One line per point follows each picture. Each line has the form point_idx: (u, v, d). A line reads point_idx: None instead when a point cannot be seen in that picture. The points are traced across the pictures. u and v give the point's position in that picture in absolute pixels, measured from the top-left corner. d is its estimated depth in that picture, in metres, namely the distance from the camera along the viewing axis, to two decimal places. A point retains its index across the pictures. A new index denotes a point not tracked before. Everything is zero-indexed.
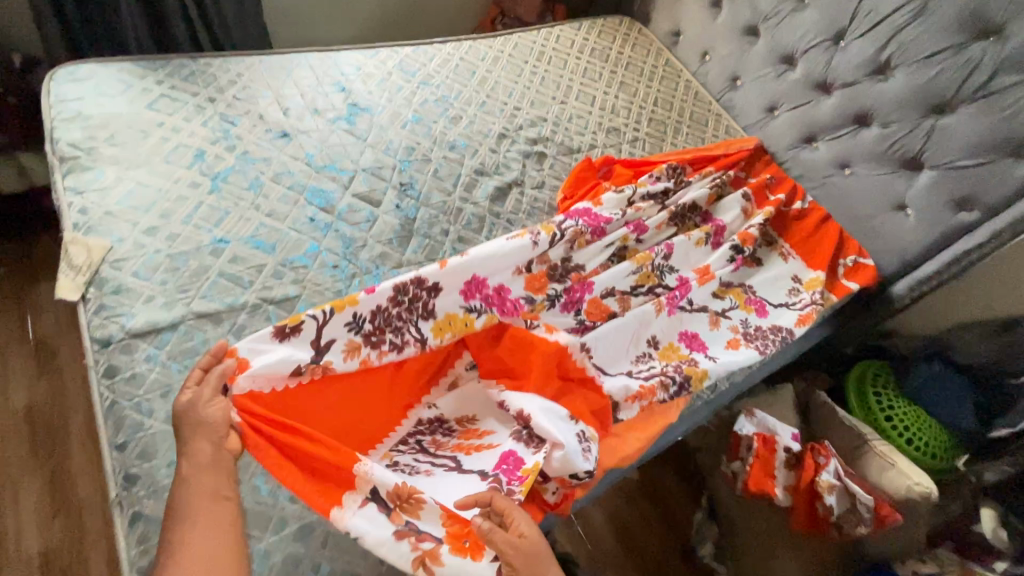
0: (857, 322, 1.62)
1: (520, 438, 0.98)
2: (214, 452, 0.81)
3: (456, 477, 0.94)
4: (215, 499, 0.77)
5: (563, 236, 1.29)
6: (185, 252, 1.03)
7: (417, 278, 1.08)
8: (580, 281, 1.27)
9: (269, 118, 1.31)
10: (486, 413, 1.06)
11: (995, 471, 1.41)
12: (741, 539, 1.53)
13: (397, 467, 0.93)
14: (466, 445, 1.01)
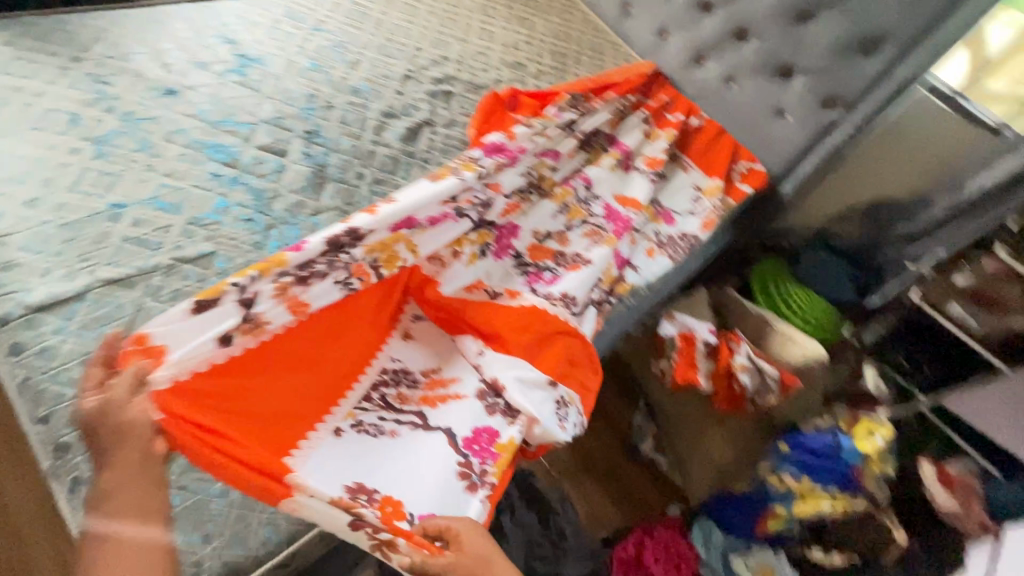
0: (754, 221, 1.83)
1: (499, 411, 1.07)
2: (142, 459, 0.74)
3: (422, 437, 0.99)
4: (146, 513, 0.71)
5: (485, 172, 1.29)
6: (77, 220, 0.96)
7: (350, 228, 1.04)
8: (508, 224, 1.34)
9: (147, 75, 1.22)
10: (453, 366, 1.12)
11: (871, 332, 1.72)
12: (675, 429, 1.70)
13: (363, 429, 0.96)
14: (431, 398, 1.05)
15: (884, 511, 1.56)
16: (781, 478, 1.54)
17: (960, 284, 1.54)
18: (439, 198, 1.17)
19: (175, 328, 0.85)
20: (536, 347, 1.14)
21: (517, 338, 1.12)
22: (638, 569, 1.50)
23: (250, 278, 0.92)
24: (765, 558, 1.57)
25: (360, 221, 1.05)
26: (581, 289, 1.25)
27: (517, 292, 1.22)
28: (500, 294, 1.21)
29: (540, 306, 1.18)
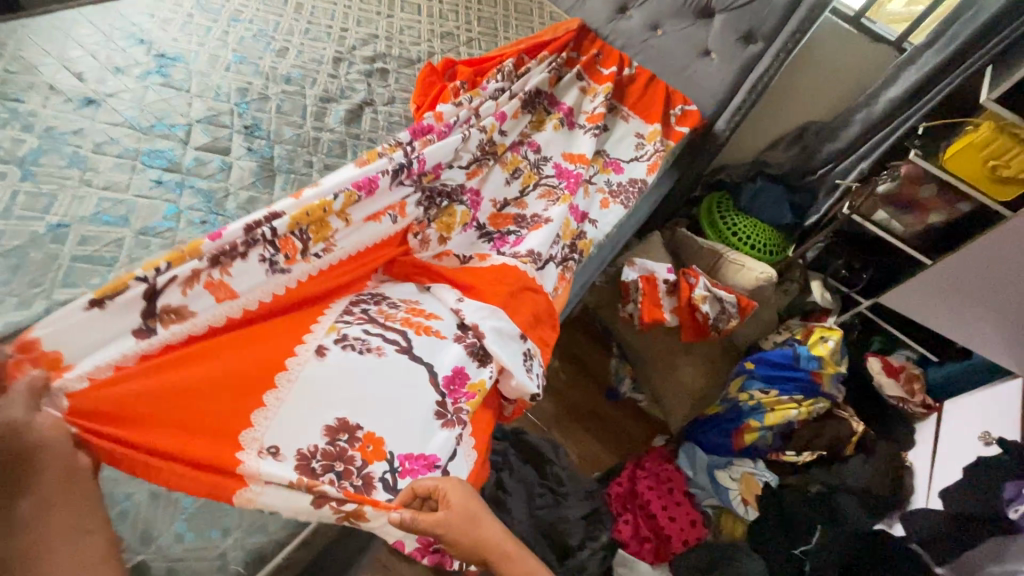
0: (695, 163, 1.87)
1: (473, 353, 1.07)
2: (67, 477, 0.68)
3: (406, 364, 0.96)
4: (76, 534, 0.66)
5: (414, 151, 1.24)
6: (19, 246, 0.91)
7: (271, 214, 1.01)
8: (470, 197, 1.36)
9: (61, 87, 1.15)
10: (431, 300, 1.14)
11: (814, 249, 1.88)
12: (649, 367, 1.79)
13: (347, 344, 0.95)
14: (414, 321, 1.06)
15: (841, 408, 1.72)
16: (750, 393, 1.69)
17: (882, 191, 1.63)
18: (363, 175, 1.14)
19: (80, 327, 0.80)
20: (506, 294, 1.16)
21: (493, 290, 1.15)
22: (634, 499, 1.61)
23: (161, 268, 0.88)
24: (747, 470, 1.63)
25: (282, 205, 1.03)
26: (547, 241, 1.29)
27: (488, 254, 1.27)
28: (473, 258, 1.25)
29: (513, 263, 1.22)
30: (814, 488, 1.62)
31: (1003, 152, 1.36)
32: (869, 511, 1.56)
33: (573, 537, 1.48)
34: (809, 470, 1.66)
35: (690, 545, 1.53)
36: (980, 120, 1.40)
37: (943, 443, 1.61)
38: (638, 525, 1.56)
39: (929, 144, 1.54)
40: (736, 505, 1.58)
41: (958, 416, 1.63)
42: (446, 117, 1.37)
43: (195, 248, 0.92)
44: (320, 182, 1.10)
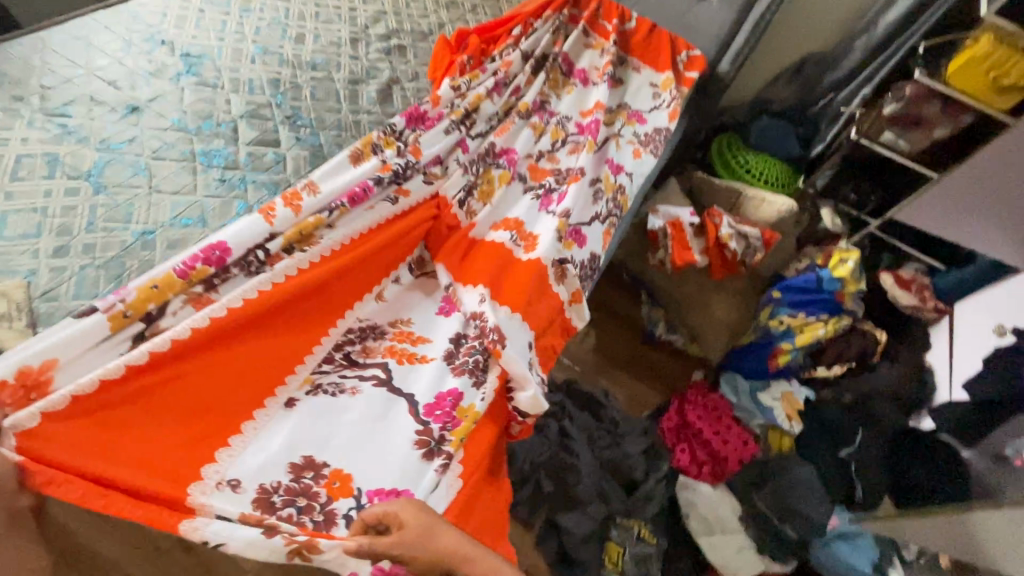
0: (703, 106, 1.94)
1: (465, 374, 1.07)
2: (12, 521, 0.71)
3: (387, 397, 1.03)
4: None
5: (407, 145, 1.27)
6: (115, 257, 0.94)
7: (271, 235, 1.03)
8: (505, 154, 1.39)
9: (102, 97, 1.15)
10: (420, 321, 1.18)
11: (823, 177, 1.95)
12: (682, 306, 1.89)
13: (320, 389, 1.02)
14: (398, 350, 1.12)
15: (864, 322, 1.83)
16: (780, 319, 1.79)
17: (888, 112, 1.69)
18: (355, 182, 1.15)
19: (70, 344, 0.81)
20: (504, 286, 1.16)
21: (514, 297, 1.14)
22: (687, 429, 1.73)
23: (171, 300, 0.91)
24: (785, 388, 1.78)
25: (281, 220, 1.04)
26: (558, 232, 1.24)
27: (531, 236, 1.26)
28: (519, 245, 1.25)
29: (545, 260, 1.19)
30: (847, 398, 1.76)
31: (1003, 62, 1.44)
32: (899, 411, 1.71)
33: (637, 471, 1.60)
34: (839, 382, 1.80)
35: (745, 463, 1.66)
36: (977, 34, 1.48)
37: (959, 341, 1.75)
38: (694, 451, 1.68)
39: (932, 60, 1.60)
40: (782, 421, 1.72)
41: (971, 316, 1.77)
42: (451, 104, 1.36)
43: (200, 275, 0.94)
44: (320, 190, 1.11)
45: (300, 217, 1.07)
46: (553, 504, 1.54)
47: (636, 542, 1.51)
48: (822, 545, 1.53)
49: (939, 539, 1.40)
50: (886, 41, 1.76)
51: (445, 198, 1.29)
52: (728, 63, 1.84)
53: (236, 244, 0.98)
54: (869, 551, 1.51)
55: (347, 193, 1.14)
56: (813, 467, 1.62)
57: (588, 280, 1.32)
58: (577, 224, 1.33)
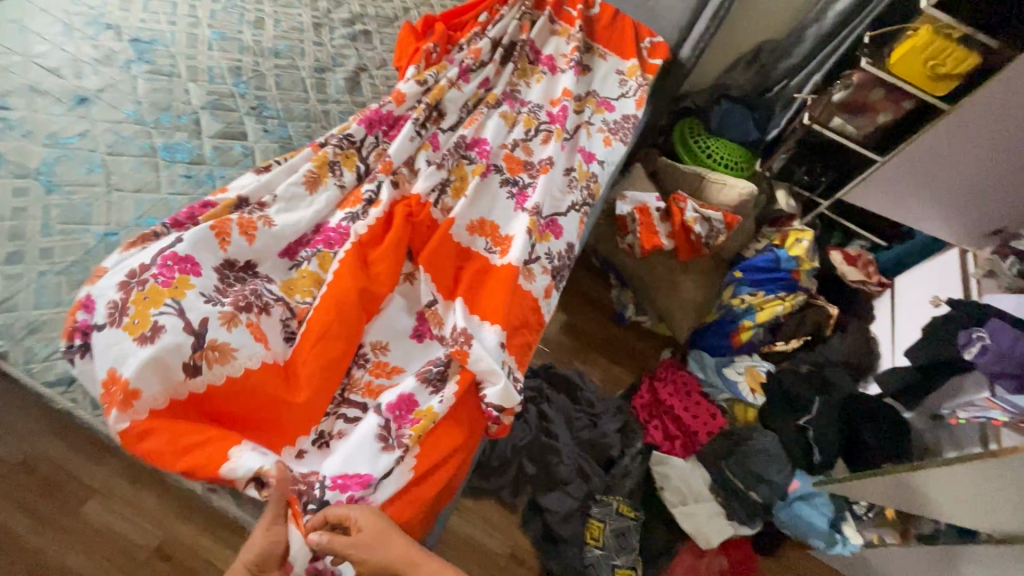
0: (666, 92, 1.98)
1: (426, 380, 0.97)
2: None
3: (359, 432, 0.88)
4: None
5: (375, 145, 1.22)
6: (76, 261, 0.89)
7: (228, 261, 0.95)
8: (472, 138, 1.33)
9: (45, 87, 1.06)
10: (399, 344, 1.03)
11: (778, 160, 2.05)
12: (651, 288, 1.95)
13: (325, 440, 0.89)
14: (376, 385, 0.97)
15: (817, 298, 1.97)
16: (741, 298, 1.91)
17: (837, 100, 1.80)
18: (313, 223, 1.07)
19: (114, 354, 0.78)
20: (487, 299, 1.09)
21: (495, 306, 1.07)
22: (658, 406, 1.81)
23: (169, 303, 0.83)
24: (748, 363, 1.89)
25: (238, 249, 0.96)
26: (529, 230, 1.19)
27: (505, 238, 1.19)
28: (493, 249, 1.17)
29: (517, 264, 1.12)
30: (804, 369, 1.88)
31: (940, 52, 1.54)
32: (849, 378, 1.85)
33: (614, 449, 1.67)
34: (797, 355, 1.92)
35: (714, 434, 1.76)
36: (917, 25, 1.57)
37: (901, 313, 1.89)
38: (666, 427, 1.76)
39: (876, 50, 1.70)
40: (745, 394, 1.84)
41: (911, 287, 1.91)
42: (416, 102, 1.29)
43: (181, 284, 0.86)
44: (273, 224, 1.01)
45: (255, 247, 0.97)
46: (535, 486, 1.58)
47: (616, 517, 1.58)
48: (784, 505, 1.65)
49: (880, 494, 1.46)
50: (835, 30, 1.85)
51: (418, 197, 1.14)
52: (689, 50, 1.88)
53: (202, 259, 0.91)
54: (825, 509, 1.64)
55: (309, 242, 1.05)
56: (775, 435, 1.73)
57: (563, 272, 1.27)
58: (552, 215, 1.30)
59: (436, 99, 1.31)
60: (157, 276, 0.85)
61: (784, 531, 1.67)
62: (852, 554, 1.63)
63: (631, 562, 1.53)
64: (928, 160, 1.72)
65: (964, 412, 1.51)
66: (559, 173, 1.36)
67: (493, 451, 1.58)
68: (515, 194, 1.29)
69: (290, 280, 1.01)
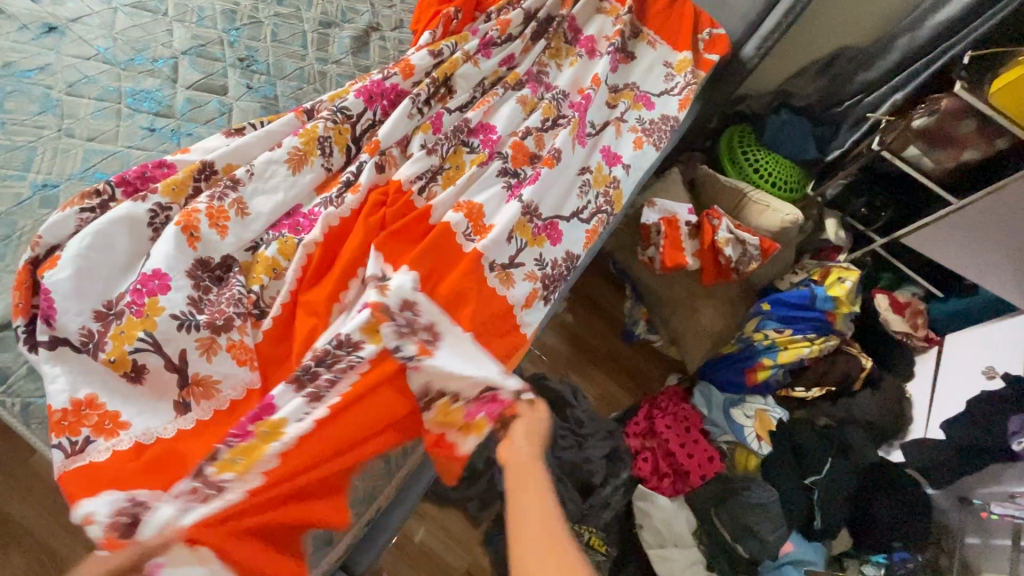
0: (719, 92, 1.76)
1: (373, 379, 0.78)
2: None
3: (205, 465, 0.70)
4: None
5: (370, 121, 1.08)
6: (5, 213, 0.80)
7: (201, 260, 0.84)
8: (479, 123, 1.18)
9: (12, 10, 0.96)
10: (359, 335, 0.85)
11: (834, 186, 1.82)
12: (666, 308, 1.78)
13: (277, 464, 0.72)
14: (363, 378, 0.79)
15: (850, 345, 1.77)
16: (765, 333, 1.72)
17: (917, 126, 1.55)
18: (287, 207, 0.94)
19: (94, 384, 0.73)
20: (464, 293, 0.95)
21: (466, 300, 0.95)
22: (653, 436, 1.66)
23: (145, 338, 0.76)
24: (760, 406, 1.69)
25: (208, 244, 0.85)
26: (516, 229, 1.07)
27: (489, 228, 1.05)
28: (471, 238, 1.02)
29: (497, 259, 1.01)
30: (821, 422, 1.69)
31: None
32: (873, 442, 1.65)
33: (596, 476, 1.55)
34: (817, 404, 1.73)
35: (708, 478, 1.60)
36: None
37: (944, 377, 1.68)
38: (657, 462, 1.61)
39: (975, 74, 1.44)
40: (751, 441, 1.64)
41: (961, 351, 1.69)
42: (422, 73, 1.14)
43: (151, 311, 0.77)
44: (249, 210, 0.90)
45: (228, 240, 0.87)
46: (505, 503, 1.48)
47: (585, 550, 1.47)
48: (773, 568, 1.50)
49: None
50: (929, 45, 1.59)
51: (399, 183, 1.00)
52: (753, 48, 1.65)
53: (172, 268, 0.81)
54: None
55: (276, 226, 0.93)
56: (776, 491, 1.56)
57: (557, 284, 1.13)
58: (553, 217, 1.15)
59: (447, 75, 1.16)
60: (130, 305, 0.77)
61: None
62: None
63: None
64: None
65: (998, 506, 1.37)
66: (572, 176, 1.21)
67: None
68: (515, 189, 1.13)
69: (249, 262, 0.89)
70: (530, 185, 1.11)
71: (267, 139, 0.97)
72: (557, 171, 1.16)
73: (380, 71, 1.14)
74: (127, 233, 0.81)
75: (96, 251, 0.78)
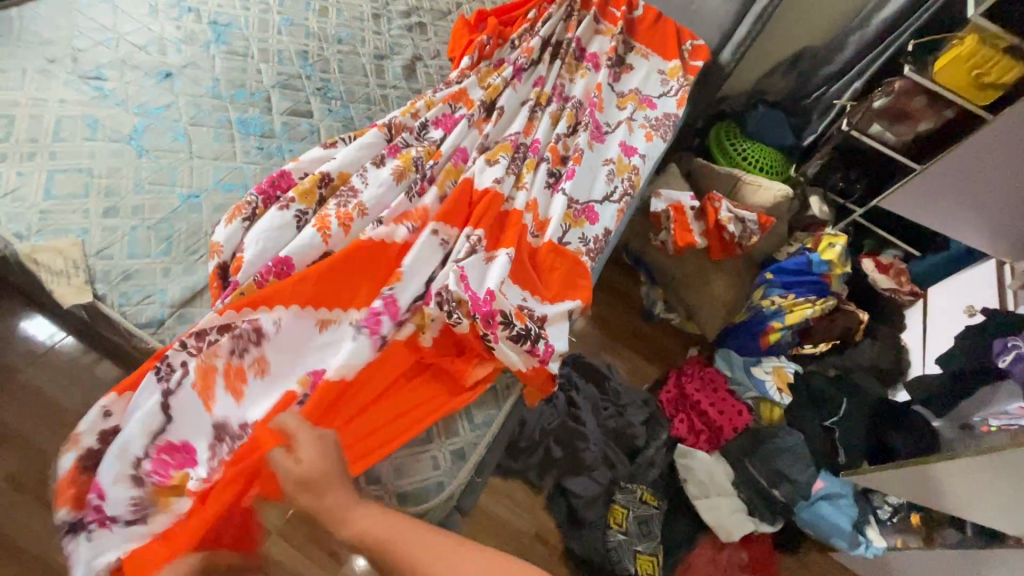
0: (705, 94, 2.00)
1: (521, 351, 1.02)
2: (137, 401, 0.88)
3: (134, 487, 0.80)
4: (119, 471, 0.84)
5: (425, 124, 1.25)
6: (164, 218, 0.97)
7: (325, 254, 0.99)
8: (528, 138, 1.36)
9: (135, 61, 1.15)
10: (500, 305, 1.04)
11: (814, 166, 2.08)
12: (682, 287, 1.98)
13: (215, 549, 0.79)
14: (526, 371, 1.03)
15: (847, 303, 1.98)
16: (772, 299, 1.93)
17: (878, 106, 1.82)
18: (383, 203, 1.08)
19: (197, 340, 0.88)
20: (531, 264, 1.17)
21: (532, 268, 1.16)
22: (685, 400, 1.83)
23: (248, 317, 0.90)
24: (777, 363, 1.91)
25: (337, 240, 1.00)
26: (564, 215, 1.26)
27: (545, 222, 1.24)
28: (536, 234, 1.22)
29: (554, 242, 1.20)
30: (831, 372, 1.88)
31: (985, 62, 1.56)
32: (880, 384, 1.85)
33: (639, 438, 1.70)
34: (825, 358, 1.93)
35: (739, 430, 1.76)
36: (964, 35, 1.59)
37: (931, 321, 1.90)
38: (692, 421, 1.78)
39: (919, 59, 1.72)
40: (773, 393, 1.85)
41: (943, 298, 1.91)
42: (473, 99, 1.34)
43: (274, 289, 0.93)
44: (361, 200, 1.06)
45: (352, 238, 1.02)
46: (562, 468, 1.63)
47: (640, 505, 1.61)
48: (808, 506, 1.66)
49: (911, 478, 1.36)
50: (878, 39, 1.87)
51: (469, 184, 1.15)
52: (728, 54, 1.90)
53: (298, 258, 0.96)
54: (849, 510, 1.65)
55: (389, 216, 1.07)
56: (801, 434, 1.74)
57: (598, 255, 1.30)
58: (587, 202, 1.35)
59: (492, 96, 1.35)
60: (258, 276, 0.93)
61: (806, 531, 1.68)
62: (875, 557, 1.64)
63: (653, 549, 1.57)
64: (971, 176, 1.72)
65: (994, 419, 1.48)
66: (596, 168, 1.42)
67: (522, 432, 1.65)
68: (551, 180, 1.31)
69: None
70: (568, 180, 1.31)
71: (360, 151, 1.14)
72: (583, 161, 1.36)
73: (433, 90, 1.34)
74: (278, 222, 0.99)
75: (252, 242, 0.95)
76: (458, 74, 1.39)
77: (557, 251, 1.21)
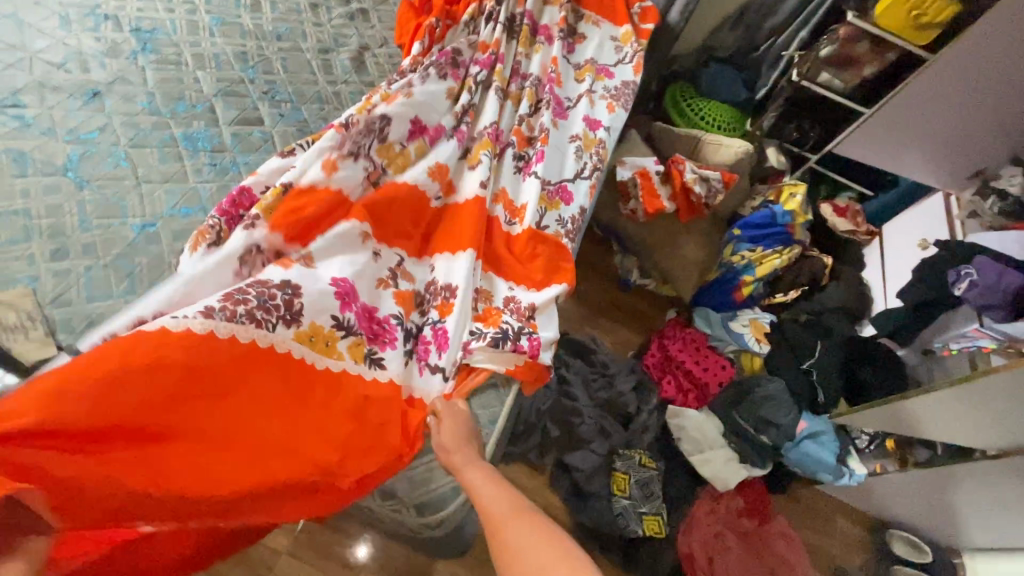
0: (658, 56, 1.98)
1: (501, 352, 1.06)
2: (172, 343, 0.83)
3: None
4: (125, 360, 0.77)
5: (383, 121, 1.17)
6: (119, 254, 0.91)
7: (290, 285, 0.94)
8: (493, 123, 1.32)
9: (55, 83, 1.05)
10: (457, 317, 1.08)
11: (768, 118, 2.11)
12: (654, 252, 2.02)
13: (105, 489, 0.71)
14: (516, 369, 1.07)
15: (811, 249, 2.05)
16: (741, 254, 1.97)
17: (824, 55, 1.84)
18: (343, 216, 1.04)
19: None
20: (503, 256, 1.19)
21: (509, 261, 1.18)
22: (669, 362, 1.88)
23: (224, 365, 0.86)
24: (751, 316, 1.97)
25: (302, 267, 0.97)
26: (539, 200, 1.26)
27: (519, 208, 1.25)
28: (512, 222, 1.23)
29: (533, 227, 1.20)
30: (802, 318, 1.96)
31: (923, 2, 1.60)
32: (847, 322, 1.95)
33: (630, 406, 1.74)
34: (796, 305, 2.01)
35: (724, 384, 1.83)
36: None
37: (889, 256, 1.99)
38: (679, 381, 1.84)
39: (860, 3, 1.74)
40: (751, 344, 1.92)
41: (898, 232, 2.00)
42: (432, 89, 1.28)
43: None
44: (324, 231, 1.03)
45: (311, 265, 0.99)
46: (560, 446, 1.66)
47: (639, 469, 1.66)
48: (794, 446, 1.74)
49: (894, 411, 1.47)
50: None
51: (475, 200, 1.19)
52: (676, 14, 1.87)
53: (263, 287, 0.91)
54: (832, 445, 1.74)
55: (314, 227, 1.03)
56: (782, 381, 1.81)
57: (576, 236, 1.31)
58: (560, 181, 1.34)
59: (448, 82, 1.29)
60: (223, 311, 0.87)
61: (794, 469, 1.78)
62: (858, 484, 1.75)
63: (656, 509, 1.63)
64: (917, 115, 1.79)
65: (955, 342, 1.60)
66: (563, 145, 1.40)
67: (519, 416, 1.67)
68: (519, 165, 1.31)
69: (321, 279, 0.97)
70: (539, 162, 1.30)
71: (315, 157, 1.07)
72: (550, 141, 1.36)
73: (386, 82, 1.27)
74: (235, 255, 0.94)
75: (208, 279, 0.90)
76: (412, 61, 1.33)
77: (537, 237, 1.20)
